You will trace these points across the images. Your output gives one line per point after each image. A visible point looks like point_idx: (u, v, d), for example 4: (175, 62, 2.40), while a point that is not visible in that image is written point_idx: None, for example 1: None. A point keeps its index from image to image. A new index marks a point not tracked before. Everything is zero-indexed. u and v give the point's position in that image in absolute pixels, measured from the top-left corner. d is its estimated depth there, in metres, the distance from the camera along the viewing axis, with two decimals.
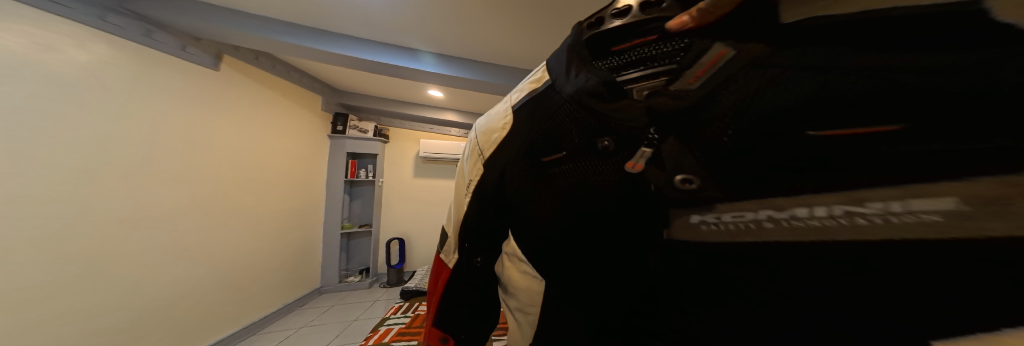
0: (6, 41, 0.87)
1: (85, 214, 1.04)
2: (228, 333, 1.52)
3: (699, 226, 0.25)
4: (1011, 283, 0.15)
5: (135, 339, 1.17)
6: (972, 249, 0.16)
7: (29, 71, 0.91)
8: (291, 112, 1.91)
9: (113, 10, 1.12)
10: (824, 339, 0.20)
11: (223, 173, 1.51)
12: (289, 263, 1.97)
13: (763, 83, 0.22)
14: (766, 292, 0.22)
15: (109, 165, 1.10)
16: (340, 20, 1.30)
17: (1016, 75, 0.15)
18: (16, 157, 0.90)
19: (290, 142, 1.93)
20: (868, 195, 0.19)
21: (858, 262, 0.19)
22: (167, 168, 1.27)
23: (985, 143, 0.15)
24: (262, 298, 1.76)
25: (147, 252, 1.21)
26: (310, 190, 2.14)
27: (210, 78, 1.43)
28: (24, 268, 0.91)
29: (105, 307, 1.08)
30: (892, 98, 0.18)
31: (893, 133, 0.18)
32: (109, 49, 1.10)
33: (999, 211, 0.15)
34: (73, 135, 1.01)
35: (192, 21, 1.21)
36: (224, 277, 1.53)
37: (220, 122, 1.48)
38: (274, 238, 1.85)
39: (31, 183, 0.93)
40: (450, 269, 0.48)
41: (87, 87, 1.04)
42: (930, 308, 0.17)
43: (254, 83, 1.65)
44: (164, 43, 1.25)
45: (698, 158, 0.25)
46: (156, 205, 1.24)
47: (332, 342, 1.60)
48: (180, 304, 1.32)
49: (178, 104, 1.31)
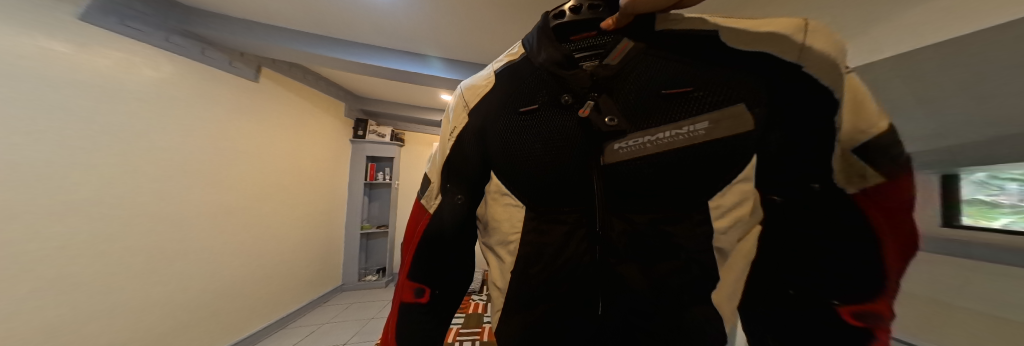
0: (96, 62, 1.04)
1: (149, 207, 1.20)
2: (259, 327, 1.64)
3: (617, 150, 0.37)
4: (740, 156, 0.31)
5: (182, 327, 1.29)
6: (728, 141, 0.31)
7: (111, 87, 1.08)
8: (317, 118, 2.09)
9: (176, 31, 1.29)
10: (673, 206, 0.34)
11: (260, 175, 1.68)
12: (314, 261, 2.10)
13: (643, 64, 0.37)
14: (646, 186, 0.35)
15: (168, 166, 1.26)
16: (361, 31, 1.41)
17: (722, 64, 0.32)
18: (99, 159, 1.05)
19: (317, 146, 2.10)
20: (685, 122, 0.34)
21: (688, 158, 0.33)
22: (215, 169, 1.44)
23: (720, 92, 0.32)
24: (290, 294, 1.88)
25: (194, 247, 1.35)
26: (334, 192, 2.30)
27: (248, 88, 1.60)
28: (105, 254, 1.07)
29: (160, 295, 1.22)
30: (690, 72, 0.34)
31: (687, 92, 0.34)
32: (171, 66, 1.27)
33: (733, 122, 0.31)
34: (146, 140, 1.18)
35: (237, 38, 1.36)
36: (258, 272, 1.67)
37: (255, 127, 1.64)
38: (300, 237, 1.99)
39: (114, 179, 1.09)
40: (430, 216, 0.44)
41: (152, 99, 1.20)
42: (715, 177, 0.33)
43: (287, 92, 1.83)
44: (211, 58, 1.42)
45: (618, 107, 0.38)
46: (203, 203, 1.39)
47: (349, 341, 1.65)
48: (222, 297, 1.46)
49: (224, 112, 1.47)
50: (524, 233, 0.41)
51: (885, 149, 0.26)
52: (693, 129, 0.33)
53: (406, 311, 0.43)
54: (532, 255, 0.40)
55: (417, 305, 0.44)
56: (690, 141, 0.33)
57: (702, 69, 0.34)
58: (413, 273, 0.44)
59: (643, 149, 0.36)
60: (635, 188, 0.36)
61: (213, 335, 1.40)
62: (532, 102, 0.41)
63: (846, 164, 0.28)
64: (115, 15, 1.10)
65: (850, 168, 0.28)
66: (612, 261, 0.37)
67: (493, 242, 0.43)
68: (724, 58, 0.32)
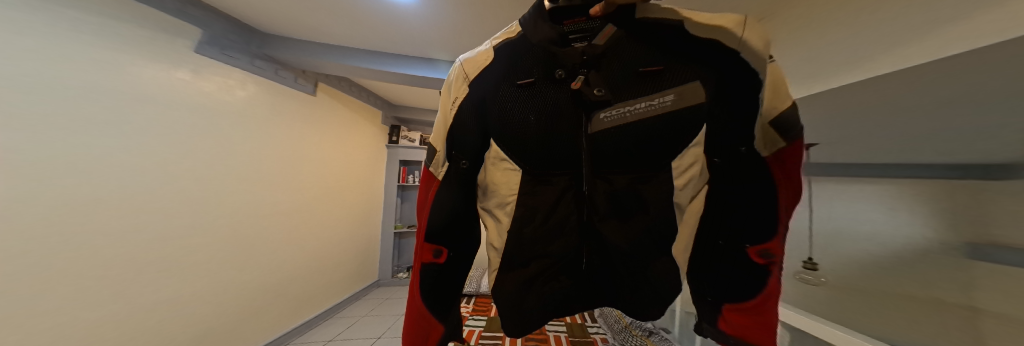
0: (204, 86, 1.15)
1: (240, 213, 1.32)
2: (313, 316, 1.80)
3: (603, 118, 0.40)
4: (690, 125, 0.38)
5: (260, 314, 1.44)
6: (683, 113, 0.38)
7: (211, 107, 1.18)
8: (361, 126, 2.25)
9: (259, 56, 1.37)
10: (644, 167, 0.40)
11: (321, 178, 1.88)
12: (355, 257, 2.28)
13: (624, 45, 0.40)
14: (623, 150, 0.40)
15: (255, 172, 1.39)
16: (401, 44, 1.31)
17: (681, 49, 0.37)
18: (201, 168, 1.16)
19: (362, 151, 2.29)
20: (655, 95, 0.39)
21: (655, 126, 0.38)
22: (286, 176, 1.59)
23: (678, 73, 0.38)
24: (337, 287, 2.06)
25: (270, 245, 1.50)
26: (372, 193, 2.49)
27: (305, 102, 1.69)
28: (210, 249, 1.20)
29: (246, 287, 1.36)
30: (659, 55, 0.39)
31: (657, 71, 0.38)
32: (254, 88, 1.37)
33: (685, 97, 0.37)
34: (239, 151, 1.30)
35: (310, 61, 1.39)
36: (315, 265, 1.85)
37: (317, 137, 1.82)
38: (345, 235, 2.17)
39: (215, 188, 1.21)
40: (438, 182, 0.45)
41: (240, 117, 1.30)
42: (674, 143, 0.39)
43: (339, 105, 1.98)
44: (283, 77, 1.51)
45: (604, 81, 0.40)
46: (275, 206, 1.52)
47: (384, 334, 1.72)
48: (290, 288, 1.64)
49: (293, 126, 1.61)
50: (522, 192, 0.43)
51: (790, 122, 0.33)
52: (662, 101, 0.38)
53: (423, 271, 0.46)
54: (522, 215, 0.42)
55: (434, 265, 0.46)
56: (658, 110, 0.38)
57: (667, 53, 0.38)
58: (428, 236, 0.46)
59: (625, 118, 0.39)
60: (615, 152, 0.40)
61: (282, 321, 1.57)
62: (528, 76, 0.43)
63: (762, 131, 0.36)
64: (218, 46, 1.19)
65: (766, 135, 0.36)
66: (594, 218, 0.41)
67: (493, 204, 0.46)
68: (684, 45, 0.37)
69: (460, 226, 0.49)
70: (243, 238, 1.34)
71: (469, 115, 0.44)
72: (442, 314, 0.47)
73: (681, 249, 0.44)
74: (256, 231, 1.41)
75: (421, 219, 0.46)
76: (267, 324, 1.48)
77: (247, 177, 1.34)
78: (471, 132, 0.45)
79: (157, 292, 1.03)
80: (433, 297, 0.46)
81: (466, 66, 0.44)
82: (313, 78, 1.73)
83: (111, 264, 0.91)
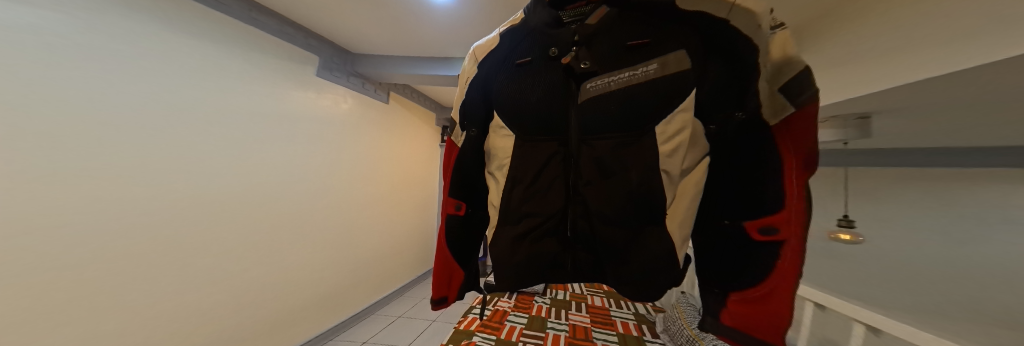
0: (308, 96, 1.48)
1: (330, 199, 1.64)
2: (383, 295, 2.10)
3: (590, 89, 0.41)
4: (679, 90, 0.36)
5: (345, 287, 1.76)
6: (671, 79, 0.37)
7: (315, 118, 1.53)
8: (421, 128, 2.56)
9: (349, 73, 1.68)
10: (629, 133, 0.39)
11: (393, 175, 2.20)
12: (416, 245, 2.57)
13: (616, 22, 0.42)
14: (607, 119, 0.40)
15: (344, 168, 1.73)
16: (444, 47, 1.39)
17: (670, 26, 0.39)
18: (305, 163, 1.48)
19: (421, 150, 2.59)
20: (641, 65, 0.39)
21: (641, 94, 0.38)
22: (366, 172, 1.91)
23: (667, 47, 0.38)
24: (402, 271, 2.35)
25: (355, 230, 1.83)
26: (429, 188, 2.78)
27: (380, 109, 2.00)
28: (311, 229, 1.52)
29: (334, 262, 1.68)
30: (648, 31, 0.40)
31: (643, 45, 0.39)
32: (345, 99, 1.70)
33: (672, 65, 0.37)
34: (332, 151, 1.63)
35: (379, 73, 1.63)
36: (387, 250, 2.16)
37: (390, 139, 2.13)
38: (410, 225, 2.47)
39: (316, 180, 1.54)
40: (456, 147, 0.53)
41: (332, 125, 1.62)
42: (661, 110, 0.38)
43: (404, 111, 2.29)
44: (363, 88, 1.80)
45: (593, 58, 0.42)
46: (357, 198, 1.84)
47: (437, 318, 1.90)
48: (367, 268, 1.95)
49: (372, 132, 1.94)
50: (516, 156, 0.47)
51: (804, 81, 0.31)
52: (646, 70, 0.38)
53: (451, 221, 0.53)
54: (512, 180, 0.46)
55: (454, 217, 0.53)
56: (643, 78, 0.38)
57: (657, 28, 0.39)
58: (452, 192, 0.53)
59: (608, 88, 0.40)
60: (597, 122, 0.41)
61: (361, 294, 1.88)
62: (526, 55, 0.47)
63: (770, 95, 0.33)
64: (324, 68, 1.52)
65: (772, 100, 0.33)
66: (579, 184, 0.43)
67: (494, 168, 0.51)
68: (673, 23, 0.39)
69: (475, 184, 0.55)
70: (330, 219, 1.64)
71: (476, 92, 0.51)
72: (462, 260, 0.54)
73: (677, 224, 0.41)
74: (343, 215, 1.74)
75: (444, 177, 0.54)
76: (354, 295, 1.82)
77: (337, 170, 1.67)
78: (477, 106, 0.51)
79: (273, 261, 1.33)
80: (455, 245, 0.53)
81: (476, 50, 0.51)
82: (386, 89, 2.03)
83: (245, 235, 1.21)
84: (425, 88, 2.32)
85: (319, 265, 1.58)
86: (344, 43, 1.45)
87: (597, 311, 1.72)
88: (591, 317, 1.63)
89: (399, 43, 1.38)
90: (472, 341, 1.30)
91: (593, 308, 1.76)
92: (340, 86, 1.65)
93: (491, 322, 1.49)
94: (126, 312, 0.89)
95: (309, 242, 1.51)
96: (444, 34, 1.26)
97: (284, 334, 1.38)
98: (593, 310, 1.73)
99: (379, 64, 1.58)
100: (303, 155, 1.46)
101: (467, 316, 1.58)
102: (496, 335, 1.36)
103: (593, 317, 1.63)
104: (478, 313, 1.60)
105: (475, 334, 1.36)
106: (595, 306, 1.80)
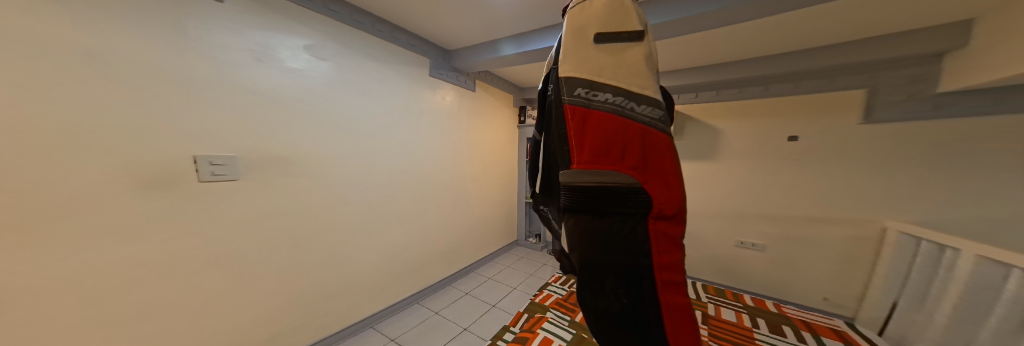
0: (439, 101, 1.89)
1: (445, 182, 2.02)
2: (478, 261, 2.45)
3: None
4: None
5: (454, 251, 2.17)
6: None
7: (432, 118, 1.85)
8: (505, 107, 2.62)
9: (445, 71, 1.92)
10: None
11: (485, 157, 2.42)
12: (504, 218, 2.80)
13: None
14: None
15: (454, 154, 2.07)
16: (522, 23, 1.42)
17: None
18: (433, 155, 1.89)
19: (505, 131, 2.67)
20: None
21: None
22: (468, 155, 2.22)
23: None
24: (494, 241, 2.66)
25: (459, 206, 2.18)
26: (514, 167, 2.88)
27: (471, 96, 2.18)
28: (436, 207, 1.95)
29: (447, 228, 2.08)
30: None
31: None
32: (451, 94, 2.00)
33: None
34: (450, 148, 2.03)
35: (472, 63, 1.83)
36: (478, 220, 2.43)
37: (482, 125, 2.33)
38: (497, 201, 2.67)
39: (439, 167, 1.95)
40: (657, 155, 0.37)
41: (448, 120, 1.98)
42: None
43: (492, 98, 2.43)
44: (461, 82, 2.05)
45: None
46: (461, 178, 2.17)
47: (519, 285, 2.14)
48: (468, 235, 2.31)
49: (470, 120, 2.20)
50: None
51: None
52: None
53: None
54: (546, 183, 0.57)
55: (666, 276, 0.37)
56: None
57: None
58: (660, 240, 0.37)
59: None
60: None
61: (463, 255, 2.27)
62: None
63: None
64: (431, 69, 1.80)
65: None
66: None
67: None
68: None
69: None
70: (445, 196, 2.03)
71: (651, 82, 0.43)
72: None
73: None
74: (454, 190, 2.12)
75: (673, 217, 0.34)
76: (463, 256, 2.26)
77: (449, 153, 2.02)
78: None
79: (416, 228, 1.81)
80: None
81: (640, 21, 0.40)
82: (475, 78, 2.19)
83: (400, 211, 1.68)
84: (502, 71, 2.29)
85: (439, 228, 2.00)
86: (443, 40, 1.70)
87: (722, 325, 1.52)
88: (711, 330, 1.46)
89: (481, 27, 1.50)
90: (546, 315, 1.54)
91: (719, 321, 1.56)
92: (442, 82, 1.90)
93: (571, 303, 1.64)
94: (344, 249, 1.42)
95: (432, 212, 1.92)
96: (516, 11, 1.29)
97: (420, 278, 1.87)
98: (717, 323, 1.53)
99: (470, 55, 1.81)
100: (427, 142, 1.83)
101: (544, 292, 1.79)
102: (571, 316, 1.52)
103: (713, 331, 1.46)
104: (555, 291, 1.80)
105: (549, 310, 1.58)
106: (723, 320, 1.57)
